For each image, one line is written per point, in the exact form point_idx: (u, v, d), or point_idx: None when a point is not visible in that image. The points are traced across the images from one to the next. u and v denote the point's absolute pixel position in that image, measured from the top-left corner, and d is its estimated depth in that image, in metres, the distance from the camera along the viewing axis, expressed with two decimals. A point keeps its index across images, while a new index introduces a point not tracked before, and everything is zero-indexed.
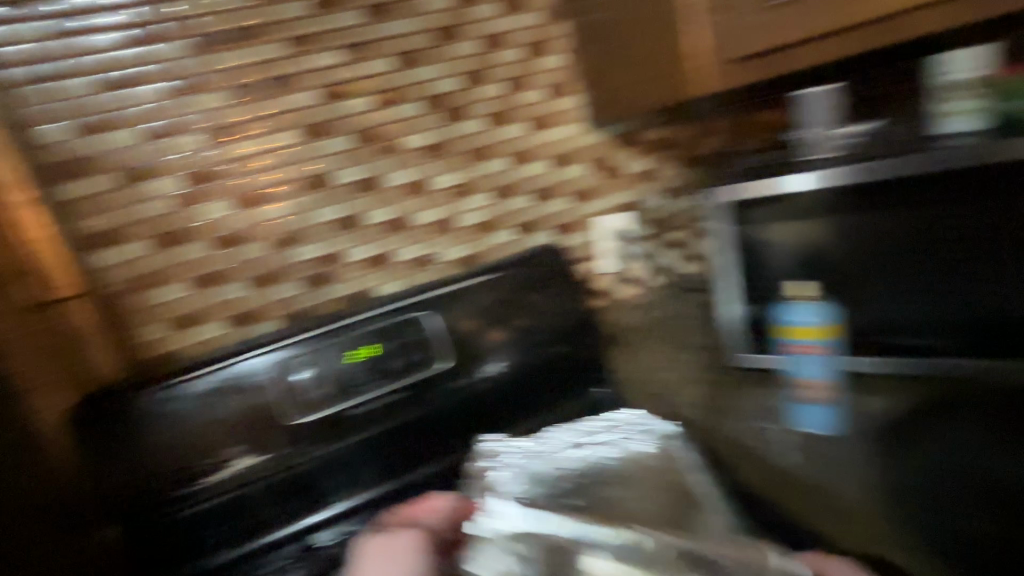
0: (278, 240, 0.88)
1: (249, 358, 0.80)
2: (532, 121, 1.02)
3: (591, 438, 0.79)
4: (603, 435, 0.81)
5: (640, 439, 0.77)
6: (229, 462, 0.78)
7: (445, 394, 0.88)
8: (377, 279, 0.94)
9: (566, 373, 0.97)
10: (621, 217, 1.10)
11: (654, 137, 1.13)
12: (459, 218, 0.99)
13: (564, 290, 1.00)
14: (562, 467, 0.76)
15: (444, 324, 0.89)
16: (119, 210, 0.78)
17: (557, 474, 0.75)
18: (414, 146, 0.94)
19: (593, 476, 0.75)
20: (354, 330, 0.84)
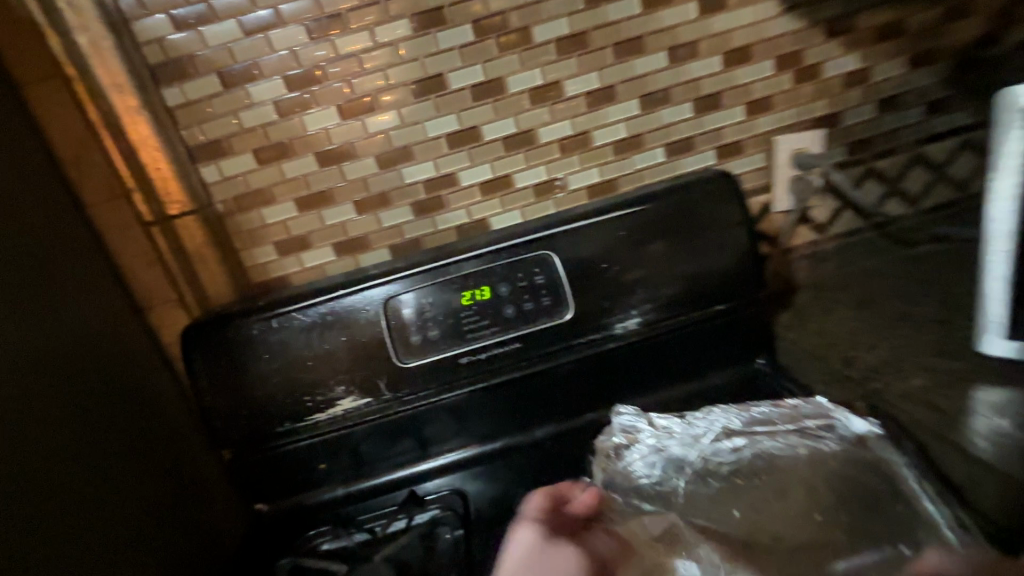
0: (385, 157, 0.76)
1: (361, 289, 0.70)
2: (703, 1, 0.75)
3: (758, 427, 0.62)
4: (777, 426, 0.61)
5: (828, 439, 0.58)
6: (338, 401, 0.70)
7: (572, 350, 0.74)
8: (493, 206, 0.81)
9: (726, 340, 0.77)
10: (810, 137, 0.82)
11: (880, 21, 0.78)
12: (595, 134, 0.79)
13: (736, 230, 0.75)
14: (716, 460, 0.60)
15: (571, 267, 0.72)
16: (225, 121, 0.72)
17: (710, 470, 0.59)
18: (543, 40, 0.74)
19: (767, 480, 0.57)
20: (467, 267, 0.72)
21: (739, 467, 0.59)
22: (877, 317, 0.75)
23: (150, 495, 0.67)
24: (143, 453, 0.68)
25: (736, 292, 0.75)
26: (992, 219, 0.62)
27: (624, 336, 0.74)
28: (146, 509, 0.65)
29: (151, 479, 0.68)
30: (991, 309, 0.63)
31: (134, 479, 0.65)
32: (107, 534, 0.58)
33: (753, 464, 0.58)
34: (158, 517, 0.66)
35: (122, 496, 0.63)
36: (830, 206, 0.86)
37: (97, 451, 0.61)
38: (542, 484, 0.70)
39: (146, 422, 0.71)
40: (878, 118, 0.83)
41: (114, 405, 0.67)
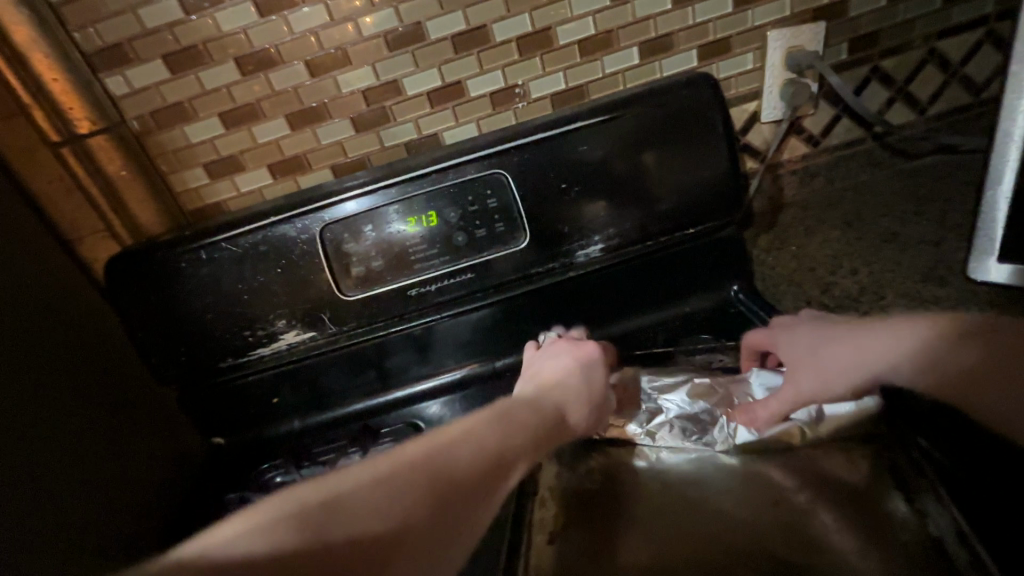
0: (317, 63, 0.67)
1: (296, 217, 0.64)
2: None
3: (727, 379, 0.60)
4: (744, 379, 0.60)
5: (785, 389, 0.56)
6: (282, 335, 0.67)
7: (531, 280, 0.68)
8: (445, 120, 0.72)
9: (697, 266, 0.71)
10: (809, 31, 0.71)
11: None
12: (558, 31, 0.69)
13: (716, 144, 0.66)
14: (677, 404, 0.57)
15: (529, 189, 0.65)
16: (124, 20, 0.62)
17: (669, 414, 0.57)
18: None
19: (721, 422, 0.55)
20: (414, 190, 0.65)
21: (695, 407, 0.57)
22: (862, 244, 0.70)
23: (103, 423, 0.64)
24: (94, 385, 0.64)
25: (711, 214, 0.68)
26: (1004, 130, 0.56)
27: (587, 264, 0.69)
28: (98, 437, 0.62)
29: (98, 418, 0.63)
30: (990, 233, 0.58)
31: (85, 412, 0.62)
32: (44, 478, 0.54)
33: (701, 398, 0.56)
34: (114, 448, 0.64)
35: (73, 425, 0.60)
36: (828, 115, 0.76)
37: (29, 389, 0.56)
38: None
39: (95, 352, 0.66)
40: (891, 7, 0.71)
41: (52, 339, 0.61)
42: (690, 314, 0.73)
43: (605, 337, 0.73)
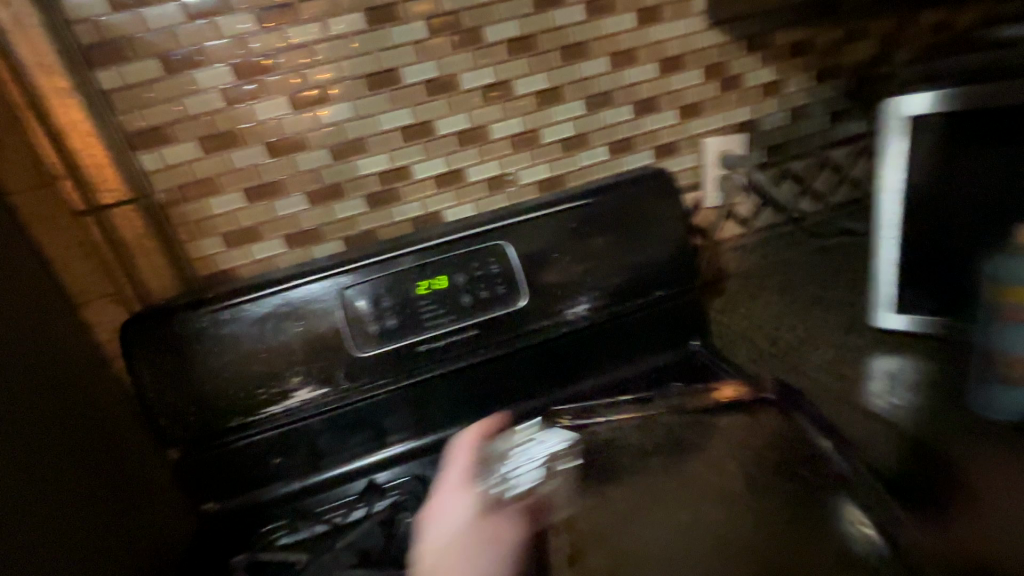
0: (339, 149, 0.77)
1: (318, 280, 0.71)
2: (642, 12, 0.81)
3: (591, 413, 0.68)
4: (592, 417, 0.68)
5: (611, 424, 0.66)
6: (295, 392, 0.70)
7: (527, 338, 0.77)
8: (447, 200, 0.83)
9: (664, 324, 0.83)
10: (734, 140, 0.91)
11: (790, 39, 0.89)
12: (543, 131, 0.83)
13: (673, 224, 0.82)
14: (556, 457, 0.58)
15: (525, 258, 0.76)
16: (167, 107, 0.70)
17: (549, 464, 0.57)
18: (495, 39, 0.77)
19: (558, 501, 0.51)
20: (426, 258, 0.74)
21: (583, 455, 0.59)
22: (794, 303, 0.85)
23: (96, 492, 0.62)
24: (90, 453, 0.63)
25: (672, 279, 0.82)
26: (883, 210, 0.69)
27: (574, 322, 0.78)
28: (92, 508, 0.60)
29: (91, 484, 0.61)
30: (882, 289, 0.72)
31: (82, 480, 0.60)
32: (39, 548, 0.52)
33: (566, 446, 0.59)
34: (104, 520, 0.62)
35: (72, 494, 0.58)
36: (753, 203, 0.95)
37: (30, 448, 0.55)
38: None
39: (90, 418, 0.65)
40: (791, 124, 0.93)
41: (56, 402, 0.61)
42: (661, 366, 0.83)
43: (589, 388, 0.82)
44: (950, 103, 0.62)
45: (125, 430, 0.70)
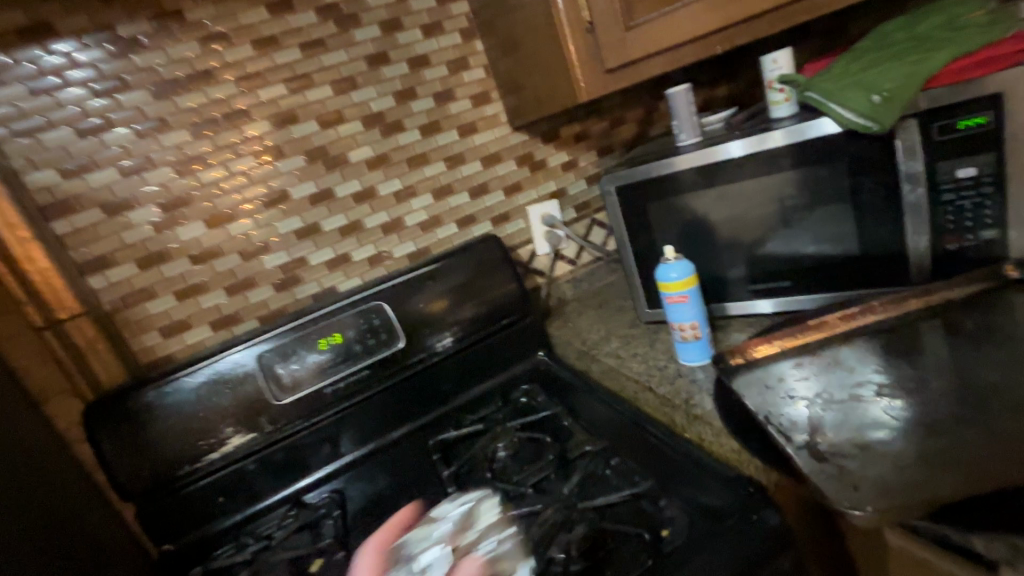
0: (247, 252, 1.02)
1: (238, 349, 0.94)
2: (461, 128, 1.16)
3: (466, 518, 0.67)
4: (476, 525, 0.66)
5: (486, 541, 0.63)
6: (229, 440, 0.92)
7: (409, 369, 1.03)
8: (338, 276, 1.10)
9: (515, 342, 1.12)
10: (549, 206, 1.25)
11: (574, 131, 1.26)
12: (406, 217, 1.14)
13: (507, 272, 1.12)
14: (461, 532, 0.65)
15: (397, 311, 1.03)
16: (109, 240, 0.93)
17: (458, 544, 0.63)
18: (357, 159, 1.08)
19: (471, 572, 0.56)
20: (322, 321, 0.99)
21: (494, 519, 0.67)
22: (606, 311, 1.15)
23: (82, 530, 0.78)
24: (75, 500, 0.81)
25: (513, 309, 1.11)
26: (622, 250, 0.98)
27: (444, 351, 1.05)
28: (84, 534, 0.78)
29: (79, 521, 0.79)
30: (638, 302, 1.01)
31: (71, 516, 0.78)
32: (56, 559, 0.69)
33: (466, 516, 0.67)
34: (93, 548, 0.78)
35: (72, 526, 0.76)
36: (575, 247, 1.30)
37: (36, 489, 0.72)
38: (402, 473, 0.93)
39: (69, 475, 0.83)
40: (588, 187, 1.30)
41: (49, 463, 0.79)
42: (516, 374, 1.11)
43: (464, 400, 1.08)
44: (625, 176, 0.93)
45: (92, 498, 0.86)
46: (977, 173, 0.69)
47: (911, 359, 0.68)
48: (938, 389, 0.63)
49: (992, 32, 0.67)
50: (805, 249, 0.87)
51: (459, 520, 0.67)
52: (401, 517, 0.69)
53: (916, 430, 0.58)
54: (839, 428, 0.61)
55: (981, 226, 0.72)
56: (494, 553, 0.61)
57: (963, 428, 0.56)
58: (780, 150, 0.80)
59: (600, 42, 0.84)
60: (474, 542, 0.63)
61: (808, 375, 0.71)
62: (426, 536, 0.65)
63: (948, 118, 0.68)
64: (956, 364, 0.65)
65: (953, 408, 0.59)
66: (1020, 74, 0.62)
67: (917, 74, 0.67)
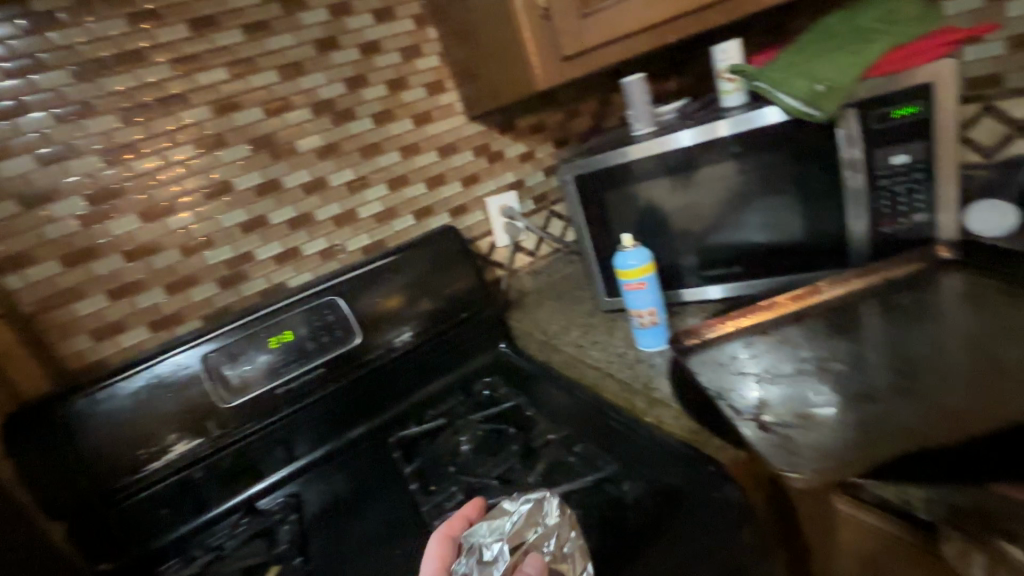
0: (187, 247, 0.96)
1: (180, 351, 0.88)
2: (416, 117, 1.13)
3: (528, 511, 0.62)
4: (541, 521, 0.61)
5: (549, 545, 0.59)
6: (173, 447, 0.86)
7: (365, 367, 0.99)
8: (288, 272, 1.05)
9: (476, 334, 1.11)
10: (507, 197, 1.24)
11: (530, 121, 1.26)
12: (360, 209, 1.10)
13: (466, 265, 1.11)
14: (527, 527, 0.60)
15: (352, 305, 1.00)
16: (27, 235, 0.85)
17: (521, 542, 0.59)
18: (307, 148, 1.04)
19: None
20: (273, 318, 0.94)
21: (563, 513, 0.61)
22: (566, 301, 1.16)
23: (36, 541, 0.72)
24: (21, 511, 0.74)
25: (473, 302, 1.10)
26: (581, 240, 0.98)
27: (403, 346, 1.03)
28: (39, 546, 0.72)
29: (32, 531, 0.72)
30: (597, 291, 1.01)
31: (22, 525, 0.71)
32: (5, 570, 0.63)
33: (532, 510, 0.61)
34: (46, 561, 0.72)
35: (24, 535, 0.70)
36: (534, 238, 1.29)
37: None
38: (363, 473, 0.90)
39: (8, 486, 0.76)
40: (545, 178, 1.30)
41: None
42: (478, 367, 1.10)
43: (425, 395, 1.06)
44: (582, 164, 0.92)
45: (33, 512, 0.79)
46: (910, 160, 0.73)
47: (851, 337, 0.72)
48: (871, 360, 0.67)
49: (921, 26, 0.71)
50: (754, 236, 0.89)
51: (526, 513, 0.61)
52: (461, 509, 0.64)
53: (852, 399, 0.62)
54: (784, 401, 0.65)
55: (914, 210, 0.77)
56: (558, 555, 0.58)
57: (894, 397, 0.61)
58: (730, 139, 0.82)
59: (557, 29, 0.83)
60: (539, 542, 0.59)
61: (755, 352, 0.75)
62: (496, 528, 0.61)
63: (884, 107, 0.71)
64: (887, 338, 0.70)
65: (885, 378, 0.64)
66: (944, 66, 0.68)
67: (856, 64, 0.70)
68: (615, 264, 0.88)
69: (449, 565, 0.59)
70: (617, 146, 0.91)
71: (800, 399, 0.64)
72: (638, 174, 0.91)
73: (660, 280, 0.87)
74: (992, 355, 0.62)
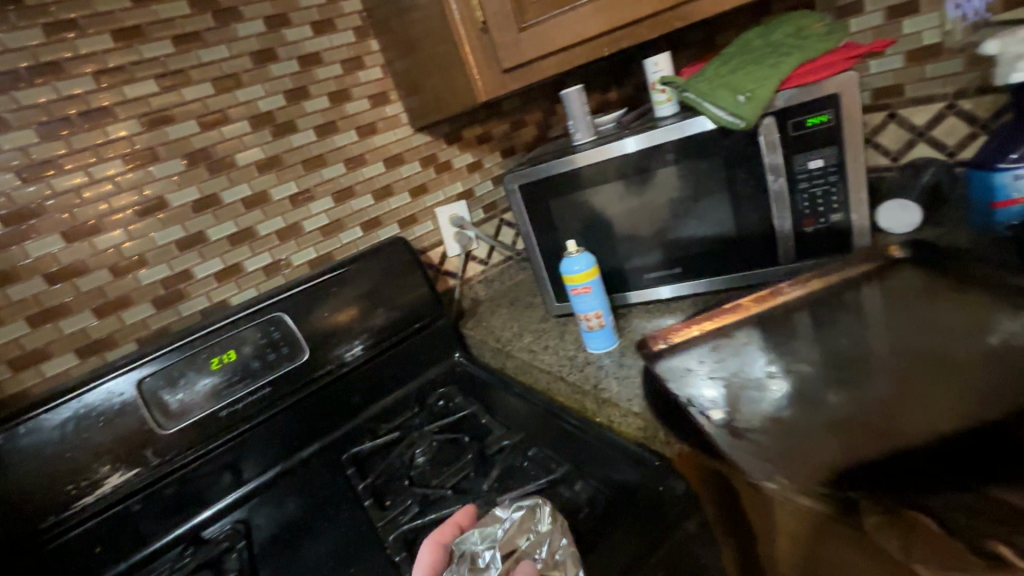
0: (118, 267, 0.91)
1: (111, 377, 0.84)
2: (361, 128, 1.12)
3: (520, 516, 0.61)
4: (534, 527, 0.60)
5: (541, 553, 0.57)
6: (106, 479, 0.81)
7: (315, 383, 0.98)
8: (230, 289, 1.01)
9: (430, 345, 1.10)
10: (457, 207, 1.25)
11: (477, 132, 1.27)
12: (305, 222, 1.08)
13: (418, 276, 1.10)
14: (518, 535, 0.59)
15: (299, 321, 0.97)
16: None
17: (514, 549, 0.58)
18: (246, 162, 1.01)
19: None
20: (214, 338, 0.91)
21: (555, 522, 0.60)
22: (519, 308, 1.17)
23: None
24: None
25: (425, 313, 1.09)
26: (529, 247, 1.01)
27: (355, 360, 1.01)
28: None
29: None
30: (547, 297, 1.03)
31: None
32: None
33: (524, 517, 0.60)
34: None
35: None
36: (485, 247, 1.30)
37: None
38: (316, 493, 0.88)
39: None
40: (494, 188, 1.32)
41: None
42: (432, 377, 1.10)
43: (379, 409, 1.04)
44: (526, 174, 0.95)
45: None
46: (825, 164, 0.79)
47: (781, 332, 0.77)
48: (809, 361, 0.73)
49: (827, 41, 0.78)
50: (692, 238, 0.94)
51: (519, 520, 0.60)
52: (454, 519, 0.64)
53: (804, 400, 0.66)
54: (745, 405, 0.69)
55: (832, 210, 0.83)
56: (551, 561, 0.56)
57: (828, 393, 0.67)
58: (664, 147, 0.86)
59: (495, 42, 0.86)
60: (531, 550, 0.58)
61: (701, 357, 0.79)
62: (488, 536, 0.60)
63: (798, 116, 0.77)
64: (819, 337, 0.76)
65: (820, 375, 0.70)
66: (847, 79, 0.73)
67: (772, 76, 0.75)
68: (561, 269, 0.91)
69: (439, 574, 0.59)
70: (560, 155, 0.94)
71: (747, 401, 0.69)
72: (580, 182, 0.93)
73: (604, 283, 0.89)
74: (928, 355, 0.67)
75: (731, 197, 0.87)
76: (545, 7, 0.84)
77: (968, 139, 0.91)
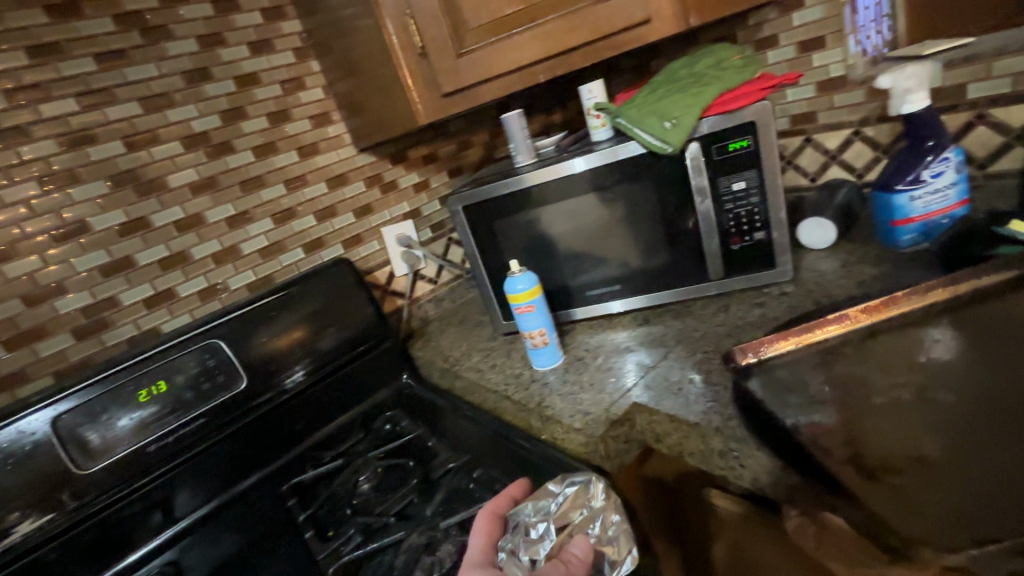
0: (32, 295, 0.85)
1: (21, 416, 0.77)
2: (302, 149, 1.11)
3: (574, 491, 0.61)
4: (586, 505, 0.60)
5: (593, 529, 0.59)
6: (14, 528, 0.74)
7: (253, 412, 0.94)
8: (160, 316, 0.96)
9: (376, 367, 1.08)
10: (404, 227, 1.25)
11: (423, 152, 1.28)
12: (243, 245, 1.04)
13: (363, 298, 1.08)
14: (572, 510, 0.60)
15: (235, 348, 0.93)
16: None
17: (568, 524, 0.59)
18: (178, 183, 0.97)
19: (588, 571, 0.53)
20: (141, 368, 0.86)
21: (609, 498, 0.60)
22: (468, 327, 1.17)
23: None
24: None
25: (371, 335, 1.07)
26: (475, 267, 1.01)
27: (297, 385, 0.98)
28: None
29: None
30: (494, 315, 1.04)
31: None
32: None
33: (579, 493, 0.60)
34: None
35: None
36: (434, 266, 1.30)
37: None
38: (254, 528, 0.84)
39: None
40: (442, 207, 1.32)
41: None
42: (380, 400, 1.08)
43: (324, 435, 1.01)
44: (468, 195, 0.96)
45: None
46: (747, 186, 0.85)
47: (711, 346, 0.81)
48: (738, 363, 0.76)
49: (743, 73, 0.83)
50: (630, 256, 0.98)
51: (572, 495, 0.60)
52: (508, 491, 0.65)
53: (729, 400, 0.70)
54: (696, 404, 0.68)
55: (756, 229, 0.88)
56: (603, 537, 0.58)
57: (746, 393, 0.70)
58: (600, 170, 0.89)
59: (434, 67, 0.88)
60: (588, 526, 0.59)
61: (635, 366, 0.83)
62: (542, 508, 0.61)
63: (721, 141, 0.82)
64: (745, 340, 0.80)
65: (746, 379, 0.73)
66: (762, 108, 0.79)
67: (695, 105, 0.80)
68: (505, 289, 0.92)
69: (495, 543, 0.60)
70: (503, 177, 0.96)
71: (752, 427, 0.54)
72: (521, 203, 0.95)
73: (547, 302, 0.91)
74: None
75: (664, 217, 0.92)
76: (481, 35, 0.86)
77: (874, 162, 0.99)
